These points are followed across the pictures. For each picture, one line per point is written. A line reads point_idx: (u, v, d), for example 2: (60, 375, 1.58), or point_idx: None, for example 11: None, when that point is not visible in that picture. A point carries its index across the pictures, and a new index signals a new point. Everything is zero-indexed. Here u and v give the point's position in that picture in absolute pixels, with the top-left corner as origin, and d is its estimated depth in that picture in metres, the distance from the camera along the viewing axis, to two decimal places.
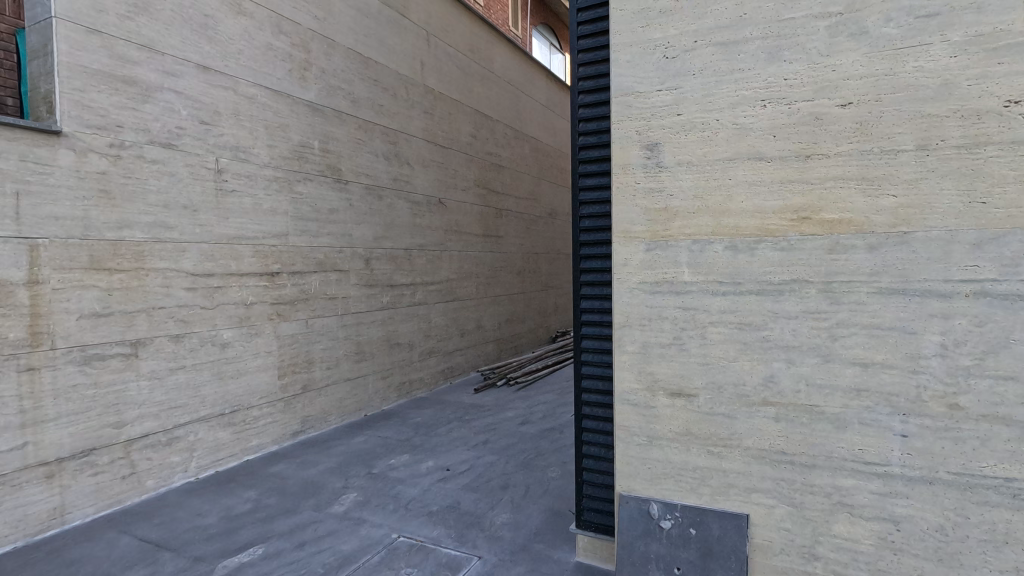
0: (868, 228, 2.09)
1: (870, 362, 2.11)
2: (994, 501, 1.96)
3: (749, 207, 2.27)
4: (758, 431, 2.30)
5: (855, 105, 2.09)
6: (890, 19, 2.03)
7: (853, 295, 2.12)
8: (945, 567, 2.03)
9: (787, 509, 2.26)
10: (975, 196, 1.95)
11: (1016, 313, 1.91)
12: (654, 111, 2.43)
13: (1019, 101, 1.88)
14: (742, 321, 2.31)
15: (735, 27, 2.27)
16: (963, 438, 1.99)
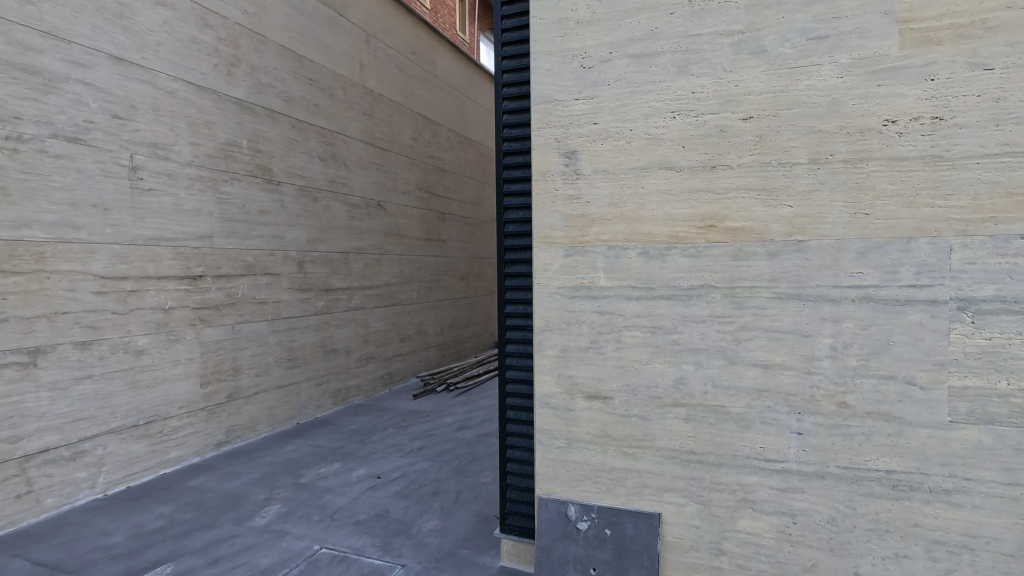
0: (768, 236, 2.21)
1: (770, 363, 2.22)
2: (877, 493, 2.10)
3: (660, 215, 2.36)
4: (670, 431, 2.37)
5: (755, 119, 2.21)
6: (785, 39, 2.15)
7: (755, 300, 2.23)
8: (836, 556, 2.15)
9: (697, 507, 2.34)
10: (860, 207, 2.08)
11: (896, 316, 2.05)
12: (572, 119, 2.49)
13: (895, 120, 2.03)
14: (654, 325, 2.39)
15: (647, 41, 2.35)
16: (851, 434, 2.12)
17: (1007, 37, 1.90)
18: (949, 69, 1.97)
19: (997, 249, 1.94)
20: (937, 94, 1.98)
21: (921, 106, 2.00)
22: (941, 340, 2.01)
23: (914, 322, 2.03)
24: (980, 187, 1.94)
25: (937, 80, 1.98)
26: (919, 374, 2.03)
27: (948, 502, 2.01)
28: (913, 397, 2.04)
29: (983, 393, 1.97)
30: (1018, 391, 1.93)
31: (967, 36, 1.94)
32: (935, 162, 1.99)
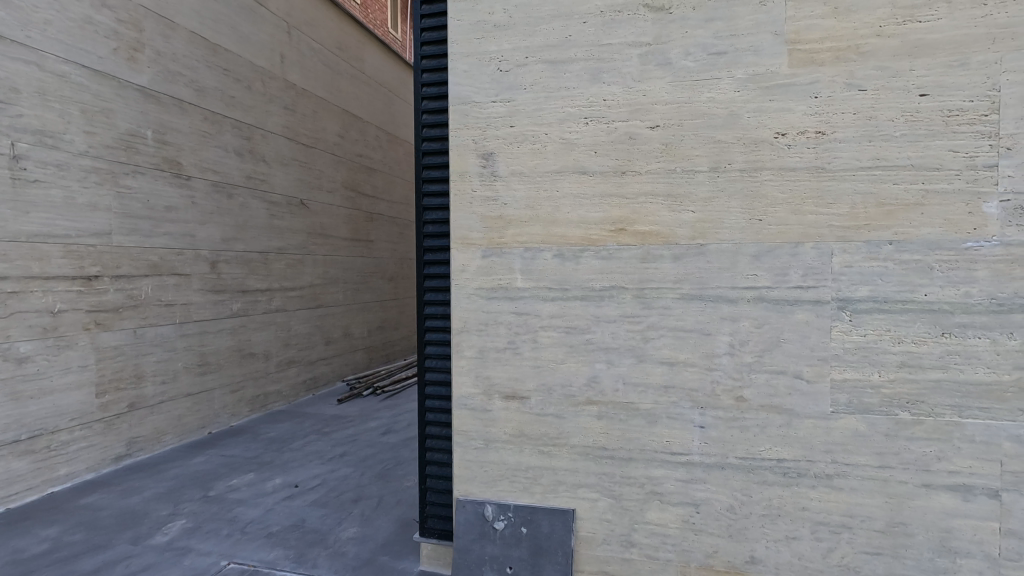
0: (673, 240, 2.32)
1: (675, 361, 2.33)
2: (770, 480, 2.24)
3: (574, 217, 2.42)
4: (583, 429, 2.44)
5: (662, 128, 2.31)
6: (688, 53, 2.27)
7: (661, 300, 2.34)
8: (734, 541, 2.29)
9: (609, 501, 2.41)
10: (755, 213, 2.23)
11: (786, 315, 2.21)
12: (490, 122, 2.50)
13: (785, 133, 2.19)
14: (569, 325, 2.44)
15: (562, 47, 2.40)
16: (748, 426, 2.26)
17: (878, 62, 2.10)
18: (830, 88, 2.14)
19: (871, 253, 2.13)
20: (820, 110, 2.15)
21: (807, 121, 2.17)
22: (824, 336, 2.18)
23: (801, 320, 2.20)
24: (856, 197, 2.13)
25: (820, 98, 2.15)
26: (805, 369, 2.20)
27: (830, 486, 2.19)
28: (800, 390, 2.21)
29: (859, 384, 2.15)
30: (887, 382, 2.13)
31: (845, 58, 2.13)
32: (819, 172, 2.16)
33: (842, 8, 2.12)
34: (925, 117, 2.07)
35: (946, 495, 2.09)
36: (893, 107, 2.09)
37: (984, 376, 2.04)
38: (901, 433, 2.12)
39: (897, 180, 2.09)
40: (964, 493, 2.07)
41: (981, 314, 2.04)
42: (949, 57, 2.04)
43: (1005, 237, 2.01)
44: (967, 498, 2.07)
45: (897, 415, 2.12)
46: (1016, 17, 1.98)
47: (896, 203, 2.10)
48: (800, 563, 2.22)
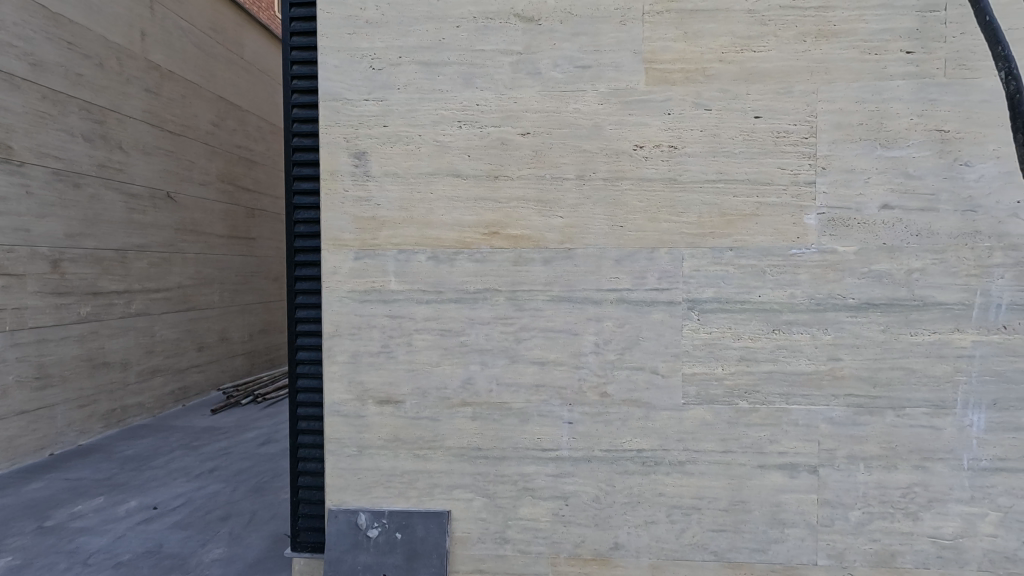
0: (543, 244, 2.40)
1: (545, 360, 2.42)
2: (631, 469, 2.40)
3: (448, 220, 2.43)
4: (458, 430, 2.46)
5: (532, 135, 2.39)
6: (556, 64, 2.37)
7: (532, 302, 2.41)
8: (599, 530, 2.42)
9: (483, 501, 2.45)
10: (617, 220, 2.37)
11: (644, 315, 2.38)
12: (362, 120, 2.44)
13: (642, 146, 2.35)
14: (443, 327, 2.45)
15: (435, 50, 2.40)
16: (611, 419, 2.40)
17: (721, 85, 2.32)
18: (681, 106, 2.33)
19: (716, 259, 2.34)
20: (673, 126, 2.34)
21: (661, 135, 2.34)
22: (676, 335, 2.37)
23: (657, 320, 2.37)
24: (703, 208, 2.34)
25: (672, 114, 2.34)
26: (661, 365, 2.38)
27: (682, 472, 2.38)
28: (656, 384, 2.38)
29: (706, 377, 2.37)
30: (729, 375, 2.36)
31: (693, 79, 2.32)
32: (672, 183, 2.35)
33: (690, 34, 2.32)
34: (759, 136, 2.31)
35: (776, 474, 2.35)
36: (734, 126, 2.32)
37: (805, 367, 2.33)
38: (740, 420, 2.36)
39: (736, 193, 2.32)
40: (791, 470, 2.35)
41: (803, 313, 2.32)
42: (777, 85, 2.30)
43: (821, 245, 2.30)
44: (793, 475, 2.35)
45: (737, 404, 2.36)
46: (829, 53, 2.27)
47: (735, 214, 2.33)
48: (657, 545, 2.40)
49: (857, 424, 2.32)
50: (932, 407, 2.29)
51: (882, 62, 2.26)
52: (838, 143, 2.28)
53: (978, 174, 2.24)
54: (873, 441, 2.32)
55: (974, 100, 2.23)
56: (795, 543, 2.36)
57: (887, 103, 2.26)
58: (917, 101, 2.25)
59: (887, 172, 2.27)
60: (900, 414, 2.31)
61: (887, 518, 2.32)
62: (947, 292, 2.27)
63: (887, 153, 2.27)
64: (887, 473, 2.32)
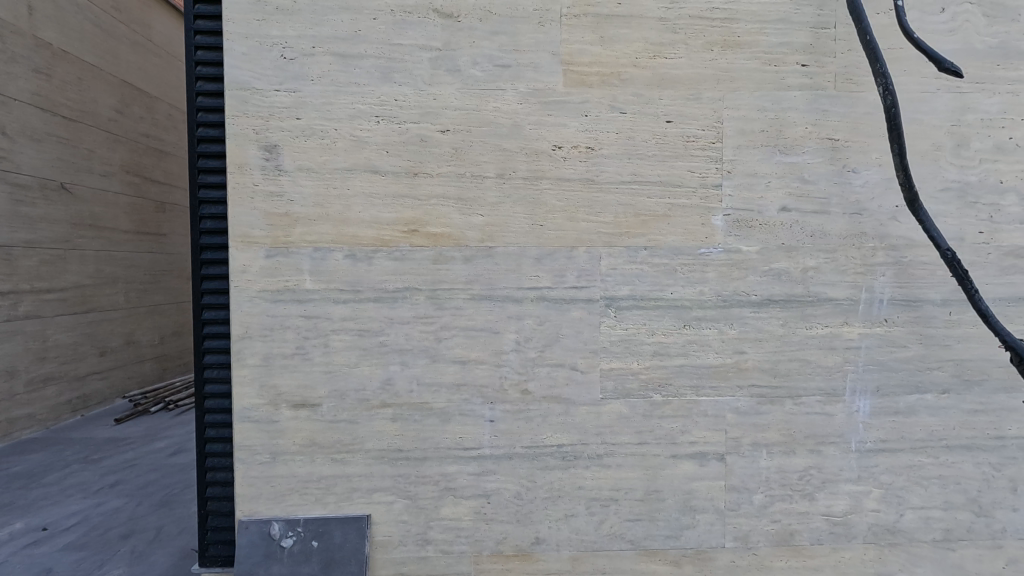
0: (463, 242, 2.39)
1: (467, 359, 2.41)
2: (551, 464, 2.44)
3: (366, 217, 2.37)
4: (378, 432, 2.40)
5: (451, 132, 2.37)
6: (475, 62, 2.36)
7: (453, 301, 2.40)
8: (521, 526, 2.45)
9: (404, 503, 2.41)
10: (536, 219, 2.40)
11: (563, 313, 2.42)
12: (272, 111, 2.32)
13: (561, 146, 2.39)
14: (362, 327, 2.38)
15: (351, 41, 2.33)
16: (532, 416, 2.43)
17: (635, 89, 2.39)
18: (597, 108, 2.39)
19: (631, 258, 2.42)
20: (590, 128, 2.39)
21: (578, 137, 2.39)
22: (595, 331, 2.43)
23: (576, 317, 2.42)
24: (619, 208, 2.41)
25: (589, 116, 2.39)
26: (580, 361, 2.43)
27: (600, 464, 2.45)
28: (575, 380, 2.43)
29: (623, 372, 2.44)
30: (643, 369, 2.44)
31: (609, 83, 2.39)
32: (589, 184, 2.40)
33: (606, 38, 2.38)
34: (670, 140, 2.41)
35: (687, 463, 2.47)
36: (647, 130, 2.40)
37: (713, 360, 2.45)
38: (654, 413, 2.45)
39: (650, 194, 2.41)
40: (701, 459, 2.47)
41: (711, 309, 2.45)
42: (687, 91, 2.40)
43: (727, 245, 2.43)
44: (703, 463, 2.47)
45: (651, 397, 2.45)
46: (734, 63, 2.40)
47: (649, 214, 2.42)
48: (577, 537, 2.46)
49: (760, 413, 2.47)
50: (825, 395, 2.48)
51: (780, 73, 2.41)
52: (742, 149, 2.42)
53: (864, 181, 2.43)
54: (774, 429, 2.48)
55: (860, 112, 2.43)
56: (704, 528, 2.48)
57: (784, 112, 2.42)
58: (811, 111, 2.42)
59: (786, 177, 2.43)
60: (797, 403, 2.48)
61: (787, 500, 2.49)
62: (837, 288, 2.46)
63: (785, 158, 2.42)
64: (786, 457, 2.49)
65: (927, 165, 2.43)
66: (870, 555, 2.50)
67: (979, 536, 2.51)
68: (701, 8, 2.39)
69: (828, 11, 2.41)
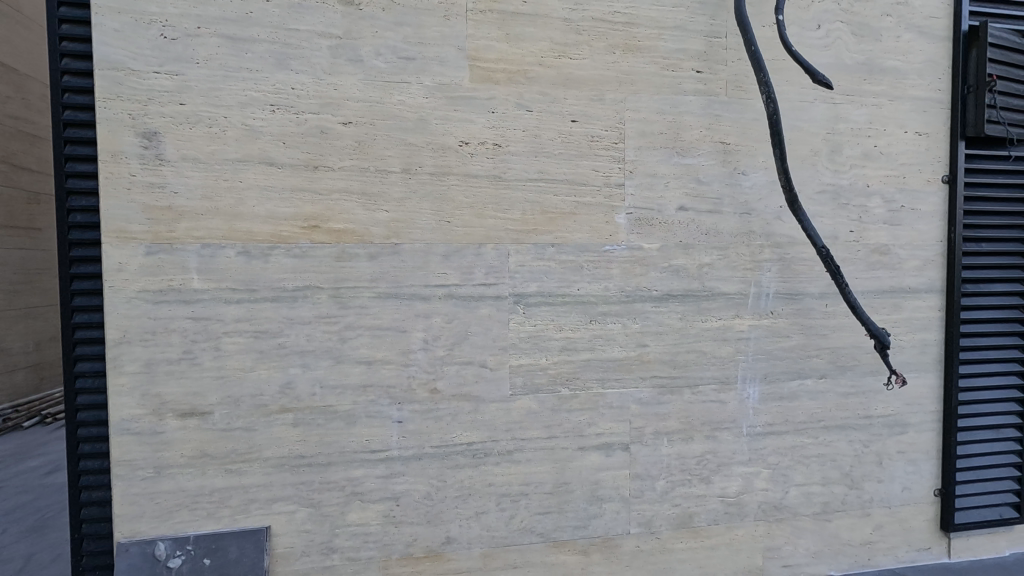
0: (368, 239, 2.31)
1: (373, 359, 2.34)
2: (461, 463, 2.42)
3: (261, 212, 2.23)
4: (277, 438, 2.28)
5: (354, 125, 2.28)
6: (378, 53, 2.28)
7: (357, 300, 2.31)
8: (431, 526, 2.41)
9: (307, 511, 2.31)
10: (444, 215, 2.37)
11: (472, 310, 2.41)
12: (151, 95, 2.13)
13: (468, 143, 2.37)
14: (257, 329, 2.25)
15: (241, 24, 2.18)
16: (441, 415, 2.40)
17: (540, 88, 2.42)
18: (503, 105, 2.39)
19: (538, 255, 2.45)
20: (496, 124, 2.38)
21: (485, 133, 2.38)
22: (503, 328, 2.44)
23: (484, 314, 2.42)
24: (526, 206, 2.43)
25: (496, 113, 2.38)
26: (489, 358, 2.43)
27: (510, 460, 2.46)
28: (485, 377, 2.43)
29: (532, 368, 2.47)
30: (552, 365, 2.48)
31: (515, 80, 2.40)
32: (496, 181, 2.40)
33: (512, 36, 2.38)
34: (575, 139, 2.45)
35: (594, 454, 2.54)
36: (553, 129, 2.43)
37: (617, 354, 2.54)
38: (562, 407, 2.50)
39: (556, 192, 2.45)
40: (606, 450, 2.55)
41: (615, 304, 2.52)
42: (591, 92, 2.46)
43: (630, 243, 2.52)
44: (609, 454, 2.55)
45: (559, 391, 2.49)
46: (634, 67, 2.49)
47: (556, 212, 2.45)
48: (488, 534, 2.46)
49: (660, 403, 2.59)
50: (719, 383, 2.64)
51: (677, 78, 2.53)
52: (643, 150, 2.51)
53: (752, 183, 2.60)
54: (674, 417, 2.60)
55: (748, 118, 2.59)
56: (611, 516, 2.57)
57: (682, 116, 2.53)
58: (705, 115, 2.55)
59: (683, 178, 2.55)
60: (695, 392, 2.62)
61: (686, 484, 2.63)
62: (729, 283, 2.62)
63: (682, 160, 2.54)
64: (685, 444, 2.62)
65: (806, 169, 2.64)
66: (760, 530, 2.70)
67: (851, 506, 2.79)
68: (603, 10, 2.45)
69: (720, 21, 2.55)
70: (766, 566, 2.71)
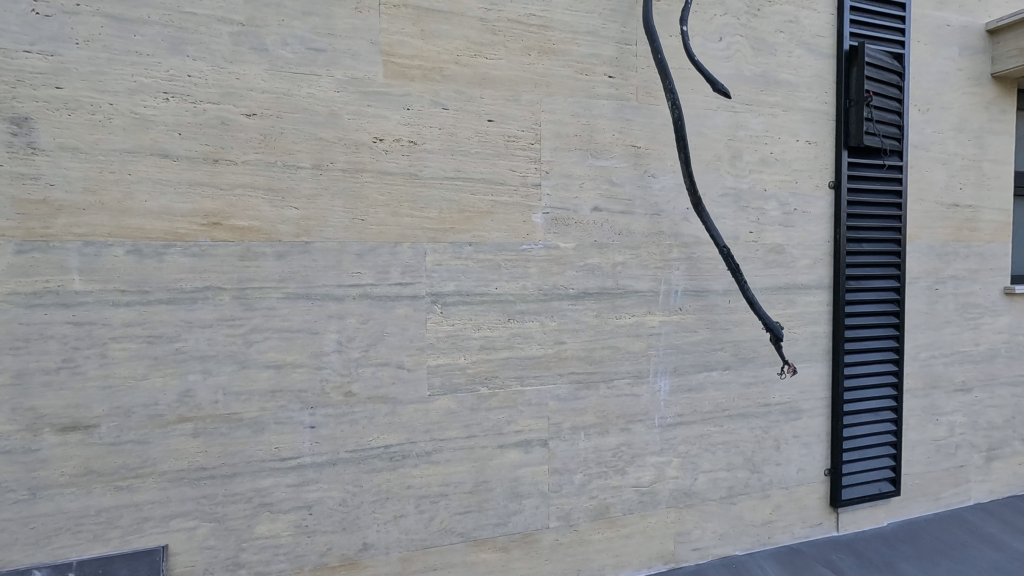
0: (275, 237, 2.21)
1: (282, 362, 2.23)
2: (378, 466, 2.37)
3: (153, 207, 2.07)
4: (175, 451, 2.12)
5: (258, 117, 2.17)
6: (285, 43, 2.18)
7: (264, 301, 2.20)
8: (347, 534, 2.34)
9: (210, 526, 2.17)
10: (357, 213, 2.30)
11: (387, 311, 2.36)
12: (21, 76, 1.92)
13: (382, 139, 2.32)
14: (151, 333, 2.08)
15: (129, 3, 2.01)
16: (356, 419, 2.33)
17: (456, 86, 2.41)
18: (419, 102, 2.36)
19: (456, 253, 2.44)
20: (412, 121, 2.35)
21: (400, 130, 2.34)
22: (421, 328, 2.41)
23: (401, 314, 2.38)
24: (443, 204, 2.41)
25: (411, 110, 2.35)
26: (406, 358, 2.39)
27: (429, 461, 2.44)
28: (402, 378, 2.39)
29: (450, 368, 2.46)
30: (470, 364, 2.48)
31: (431, 78, 2.37)
32: (412, 178, 2.36)
33: (427, 32, 2.36)
34: (492, 138, 2.46)
35: (514, 451, 2.56)
36: (469, 128, 2.43)
37: (536, 351, 2.57)
38: (481, 405, 2.50)
39: (473, 191, 2.45)
40: (525, 447, 2.58)
41: (533, 303, 2.56)
42: (507, 92, 2.48)
43: (546, 242, 2.56)
44: (528, 451, 2.58)
45: (478, 390, 2.50)
46: (549, 69, 2.53)
47: (473, 211, 2.45)
48: (407, 537, 2.42)
49: (577, 398, 2.65)
50: (633, 377, 2.74)
51: (591, 82, 2.60)
52: (558, 150, 2.56)
53: (661, 185, 2.72)
54: (590, 412, 2.67)
55: (657, 123, 2.71)
56: (530, 512, 2.60)
57: (595, 119, 2.61)
58: (617, 119, 2.64)
59: (597, 179, 2.62)
60: (610, 386, 2.70)
61: (602, 476, 2.71)
62: (641, 281, 2.72)
63: (596, 162, 2.62)
64: (601, 437, 2.70)
65: (710, 173, 2.80)
66: (671, 517, 2.83)
67: (753, 489, 2.98)
68: (518, 12, 2.48)
69: (630, 29, 2.65)
70: (677, 551, 2.85)
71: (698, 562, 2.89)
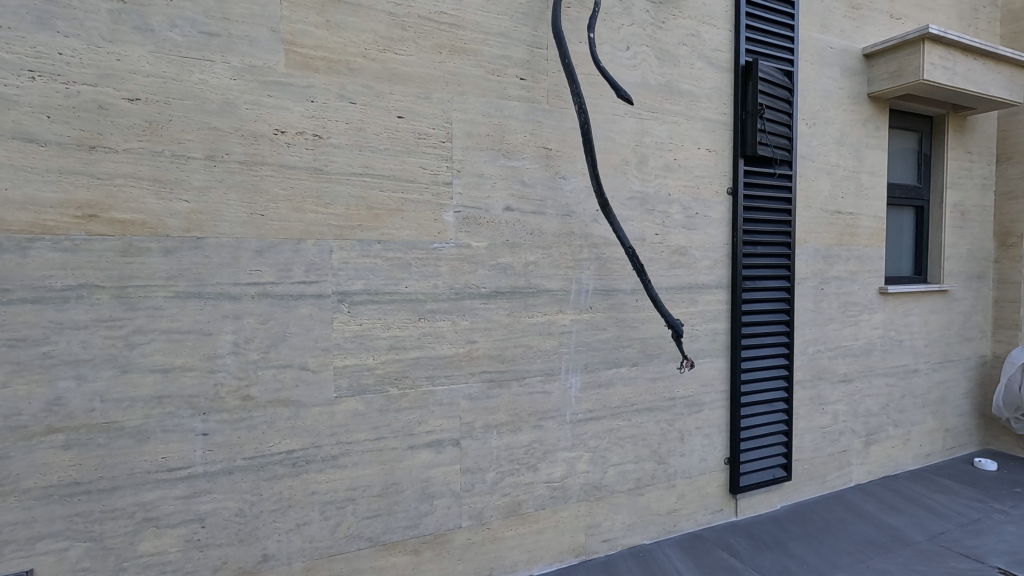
0: (162, 232, 2.06)
1: (170, 366, 2.08)
2: (280, 473, 2.27)
3: (16, 197, 1.87)
4: (42, 465, 1.93)
5: (143, 102, 2.02)
6: (173, 25, 2.05)
7: (149, 300, 2.05)
8: (245, 545, 2.22)
9: (85, 546, 1.99)
10: (256, 208, 2.19)
11: (290, 310, 2.26)
12: None
13: (284, 132, 2.23)
14: (12, 336, 1.88)
15: None
16: (255, 424, 2.22)
17: (364, 80, 2.35)
18: (324, 95, 2.28)
19: (363, 252, 2.38)
20: (316, 114, 2.27)
21: (304, 123, 2.25)
22: (326, 327, 2.33)
23: (304, 314, 2.29)
24: (350, 200, 2.34)
25: (315, 102, 2.27)
26: (309, 360, 2.30)
27: (335, 466, 2.36)
28: (306, 380, 2.30)
29: (357, 368, 2.39)
30: (379, 364, 2.43)
31: (336, 70, 2.30)
32: (317, 173, 2.28)
33: (332, 23, 2.29)
34: (401, 135, 2.42)
35: (424, 452, 2.53)
36: (378, 123, 2.38)
37: (446, 350, 2.56)
38: (390, 407, 2.45)
39: (381, 188, 2.40)
40: (436, 447, 2.56)
41: (444, 302, 2.54)
42: (417, 88, 2.45)
43: (457, 240, 2.55)
44: (439, 451, 2.56)
45: (387, 391, 2.45)
46: (460, 69, 2.53)
47: (382, 208, 2.40)
48: (310, 545, 2.33)
49: (489, 397, 2.66)
50: (545, 374, 2.79)
51: (501, 83, 2.62)
52: (470, 150, 2.57)
53: (572, 186, 2.80)
54: (503, 410, 2.69)
55: (567, 126, 2.78)
56: (441, 512, 2.58)
57: (506, 120, 2.64)
58: (528, 121, 2.69)
59: (508, 179, 2.65)
60: (522, 384, 2.74)
61: (515, 473, 2.74)
62: (552, 280, 2.78)
63: (507, 162, 2.65)
64: (514, 435, 2.72)
65: (618, 176, 2.90)
66: (582, 510, 2.91)
67: (659, 479, 3.12)
68: (428, 9, 2.46)
69: (541, 33, 2.70)
70: (588, 543, 2.93)
71: (608, 552, 2.98)
